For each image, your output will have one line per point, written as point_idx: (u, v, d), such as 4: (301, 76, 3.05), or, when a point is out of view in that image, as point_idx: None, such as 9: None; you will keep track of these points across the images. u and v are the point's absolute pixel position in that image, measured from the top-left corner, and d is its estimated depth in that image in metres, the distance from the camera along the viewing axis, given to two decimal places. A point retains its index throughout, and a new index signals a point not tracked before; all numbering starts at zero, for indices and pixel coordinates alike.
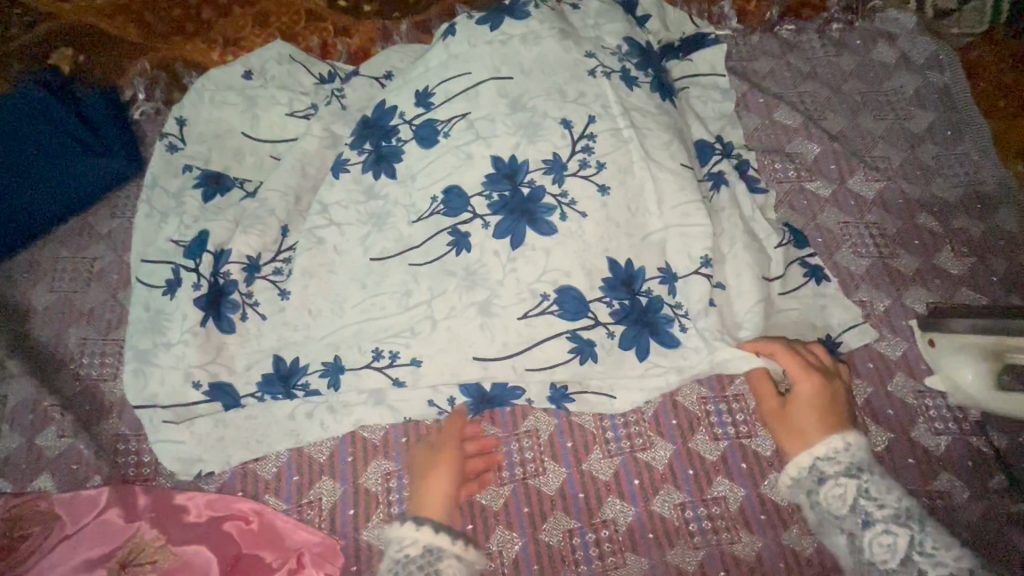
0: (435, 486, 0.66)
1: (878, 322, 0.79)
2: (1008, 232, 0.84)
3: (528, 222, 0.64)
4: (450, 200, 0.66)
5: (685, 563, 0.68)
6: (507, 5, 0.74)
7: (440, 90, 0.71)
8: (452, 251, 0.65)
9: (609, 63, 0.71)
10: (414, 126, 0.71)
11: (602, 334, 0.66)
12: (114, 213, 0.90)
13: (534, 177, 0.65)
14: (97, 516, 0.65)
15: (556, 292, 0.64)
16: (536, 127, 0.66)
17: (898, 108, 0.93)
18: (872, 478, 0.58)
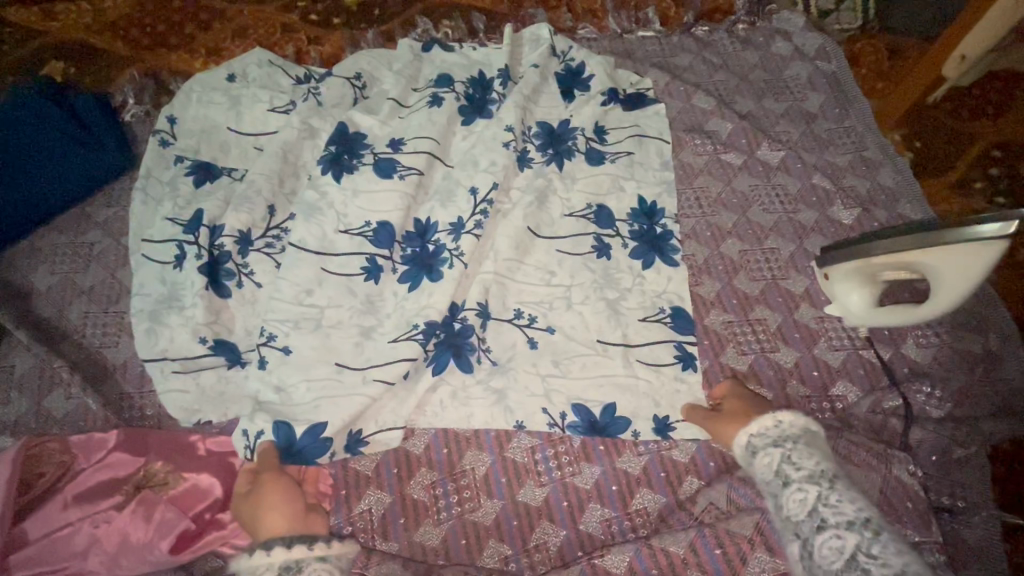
0: (274, 516, 0.63)
1: (785, 264, 0.94)
2: (887, 187, 1.01)
3: (426, 271, 0.83)
4: (378, 233, 0.84)
5: (630, 468, 0.79)
6: (478, 100, 0.99)
7: (409, 143, 0.90)
8: (363, 276, 0.83)
9: (536, 153, 0.95)
10: (376, 158, 0.89)
11: (423, 362, 0.79)
12: (109, 203, 0.98)
13: (439, 237, 0.85)
14: (108, 453, 0.72)
15: (424, 324, 0.79)
16: (450, 193, 0.88)
17: (795, 92, 1.10)
18: (796, 447, 0.62)
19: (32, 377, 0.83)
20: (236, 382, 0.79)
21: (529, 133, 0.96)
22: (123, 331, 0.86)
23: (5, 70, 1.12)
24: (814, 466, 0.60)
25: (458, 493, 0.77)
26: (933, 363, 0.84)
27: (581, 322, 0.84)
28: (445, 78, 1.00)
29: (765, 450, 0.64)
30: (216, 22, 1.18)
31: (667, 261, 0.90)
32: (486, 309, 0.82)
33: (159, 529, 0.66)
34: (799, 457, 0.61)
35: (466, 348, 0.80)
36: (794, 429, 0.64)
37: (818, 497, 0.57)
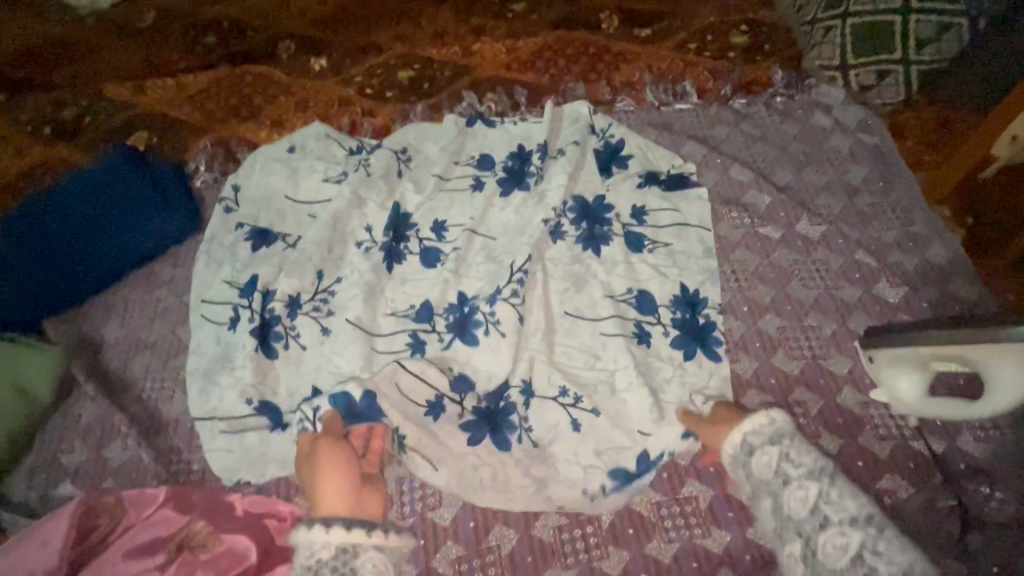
0: (329, 480, 0.66)
1: (826, 344, 0.91)
2: (937, 266, 0.97)
3: (462, 336, 0.87)
4: (421, 309, 0.91)
5: (661, 555, 0.76)
6: (517, 173, 1.04)
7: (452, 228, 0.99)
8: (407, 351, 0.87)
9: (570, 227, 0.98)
10: (422, 245, 0.98)
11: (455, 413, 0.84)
12: (176, 262, 1.07)
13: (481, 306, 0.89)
14: (156, 509, 0.75)
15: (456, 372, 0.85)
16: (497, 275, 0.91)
17: (836, 165, 1.09)
18: (792, 443, 0.70)
19: (95, 426, 0.89)
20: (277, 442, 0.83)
21: (565, 208, 0.99)
22: (178, 386, 0.92)
23: (97, 139, 1.26)
24: (858, 509, 0.65)
25: (483, 570, 0.77)
26: (993, 462, 0.79)
27: (626, 410, 0.84)
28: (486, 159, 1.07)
29: (761, 449, 0.70)
30: (281, 96, 1.30)
31: (711, 355, 0.89)
32: (529, 385, 0.85)
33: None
34: (835, 495, 0.66)
35: (505, 425, 0.83)
36: (827, 468, 0.68)
37: (845, 526, 0.64)
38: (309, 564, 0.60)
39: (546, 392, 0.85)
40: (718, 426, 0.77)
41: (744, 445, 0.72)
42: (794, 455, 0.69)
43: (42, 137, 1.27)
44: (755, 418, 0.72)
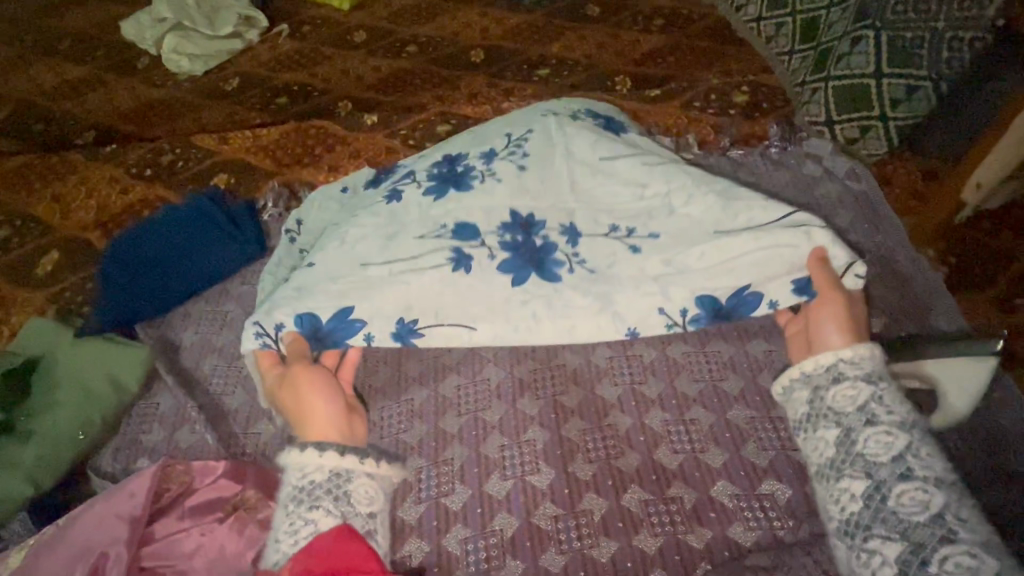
0: (316, 412, 0.79)
1: None
2: (919, 300, 1.06)
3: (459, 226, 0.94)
4: (460, 231, 0.93)
5: (647, 547, 0.84)
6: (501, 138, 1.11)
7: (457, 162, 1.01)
8: (453, 266, 0.90)
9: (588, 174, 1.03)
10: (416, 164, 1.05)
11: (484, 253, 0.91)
12: (244, 281, 1.27)
13: (549, 234, 0.94)
14: (216, 477, 0.89)
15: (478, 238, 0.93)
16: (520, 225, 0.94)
17: (825, 208, 1.21)
18: (889, 388, 0.73)
19: (172, 413, 1.07)
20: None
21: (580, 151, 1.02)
22: (239, 383, 1.09)
23: (188, 180, 1.52)
24: (905, 415, 0.70)
25: (486, 549, 0.86)
26: (968, 477, 0.83)
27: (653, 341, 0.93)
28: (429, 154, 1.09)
29: (850, 381, 0.74)
30: (339, 145, 1.53)
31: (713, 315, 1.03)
32: (574, 229, 0.94)
33: (247, 542, 0.83)
34: (886, 402, 0.71)
35: (549, 261, 0.91)
36: (881, 369, 0.75)
37: (908, 447, 0.67)
38: (302, 487, 0.71)
39: (595, 231, 0.94)
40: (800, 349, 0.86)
41: (802, 374, 0.79)
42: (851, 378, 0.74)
43: (145, 178, 1.54)
44: (855, 348, 0.77)
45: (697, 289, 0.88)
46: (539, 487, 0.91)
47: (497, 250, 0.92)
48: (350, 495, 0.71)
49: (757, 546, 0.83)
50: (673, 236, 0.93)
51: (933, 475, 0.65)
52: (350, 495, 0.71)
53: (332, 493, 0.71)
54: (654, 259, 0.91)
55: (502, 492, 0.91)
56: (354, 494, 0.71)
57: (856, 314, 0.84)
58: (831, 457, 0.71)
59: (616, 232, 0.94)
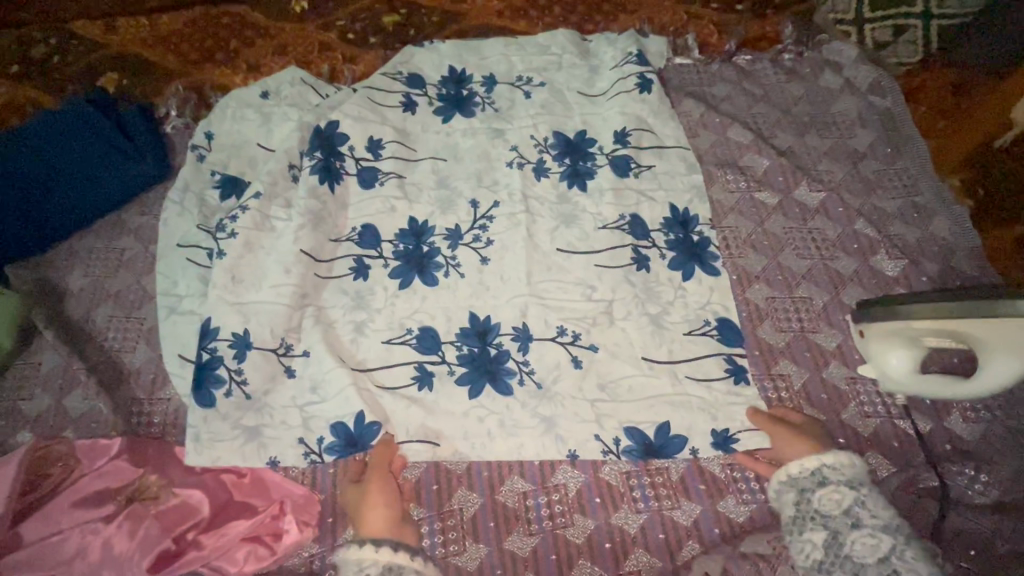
0: (377, 516, 0.70)
1: (816, 317, 0.87)
2: (941, 239, 0.92)
3: (420, 273, 0.91)
4: (365, 235, 0.94)
5: (627, 525, 0.74)
6: (461, 102, 1.09)
7: (388, 148, 1.02)
8: (352, 275, 0.91)
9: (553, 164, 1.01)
10: (359, 166, 1.00)
11: (445, 370, 0.83)
12: (143, 211, 1.03)
13: (503, 341, 0.85)
14: (110, 460, 0.74)
15: (418, 329, 0.86)
16: (483, 287, 0.90)
17: (842, 128, 1.03)
18: (869, 493, 0.65)
19: (56, 375, 0.87)
20: (224, 440, 0.77)
21: (545, 143, 1.03)
22: (141, 338, 0.89)
23: (66, 79, 1.20)
24: (887, 518, 0.63)
25: (443, 534, 0.74)
26: (982, 444, 0.76)
27: (624, 339, 0.85)
28: (377, 142, 1.02)
29: (835, 486, 0.66)
30: (259, 38, 1.23)
31: (708, 270, 0.90)
32: (526, 332, 0.85)
33: (139, 545, 0.69)
34: (871, 506, 0.64)
35: (501, 372, 0.82)
36: (861, 475, 0.67)
37: (890, 548, 0.61)
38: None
39: (544, 333, 0.85)
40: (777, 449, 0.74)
41: (789, 476, 0.69)
42: (835, 483, 0.66)
43: (7, 75, 1.20)
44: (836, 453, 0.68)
45: (627, 419, 0.79)
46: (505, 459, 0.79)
47: (456, 364, 0.83)
48: (399, 570, 0.64)
49: (750, 521, 0.74)
50: (611, 348, 0.84)
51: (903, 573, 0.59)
52: (399, 570, 0.64)
53: None
54: (596, 374, 0.82)
55: (461, 466, 0.79)
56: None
57: (812, 425, 0.76)
58: (817, 560, 0.63)
59: (562, 337, 0.85)
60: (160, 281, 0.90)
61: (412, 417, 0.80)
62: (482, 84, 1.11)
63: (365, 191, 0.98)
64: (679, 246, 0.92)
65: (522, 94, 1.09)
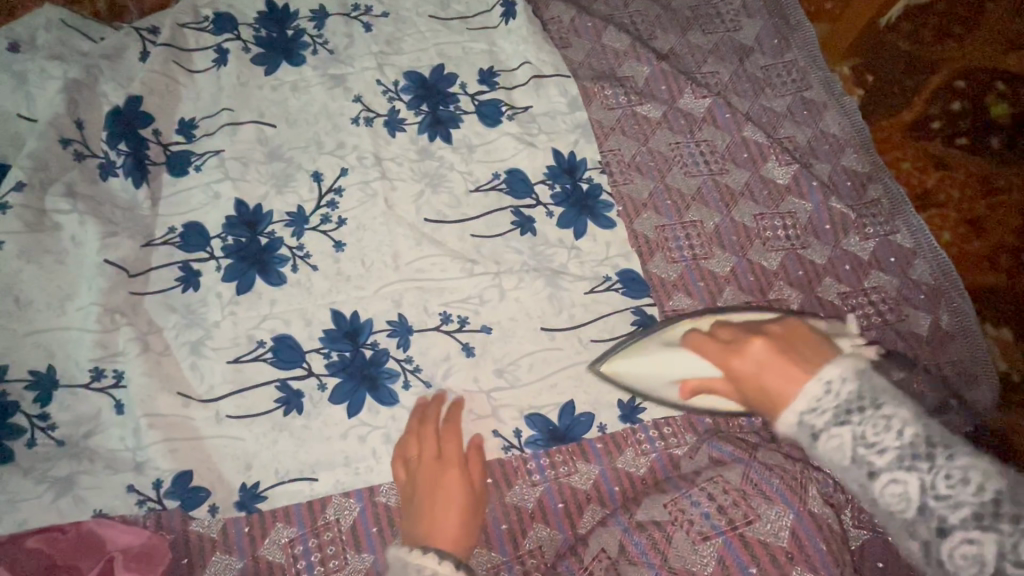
0: (448, 515, 0.60)
1: (708, 241, 0.79)
2: (832, 135, 0.85)
3: (259, 271, 0.75)
4: (188, 235, 0.77)
5: (524, 502, 0.68)
6: (285, 46, 0.88)
7: (202, 125, 0.83)
8: (179, 287, 0.75)
9: (409, 114, 0.84)
10: (167, 152, 0.81)
11: (314, 385, 0.71)
12: None
13: (379, 338, 0.73)
14: None
15: (272, 339, 0.73)
16: (343, 276, 0.76)
17: (727, 20, 0.91)
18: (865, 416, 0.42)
19: None
20: (29, 499, 0.63)
21: (396, 89, 0.86)
22: None
23: None
24: (901, 441, 0.40)
25: (320, 551, 0.66)
26: None
27: (520, 313, 0.75)
28: (189, 122, 0.83)
29: (828, 431, 0.43)
30: None
31: (601, 223, 0.79)
32: (404, 324, 0.74)
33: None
34: (875, 432, 0.42)
35: (382, 377, 0.72)
36: (861, 386, 0.43)
37: (923, 487, 0.39)
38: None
39: (425, 322, 0.74)
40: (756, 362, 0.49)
41: (819, 400, 0.43)
42: (875, 404, 0.42)
43: None
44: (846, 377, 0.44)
45: (526, 405, 0.72)
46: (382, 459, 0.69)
47: (327, 374, 0.72)
48: None
49: (651, 474, 0.70)
50: (506, 326, 0.74)
51: (896, 457, 0.40)
52: None
53: None
54: (490, 358, 0.73)
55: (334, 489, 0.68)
56: None
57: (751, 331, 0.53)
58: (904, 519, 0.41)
59: (447, 324, 0.74)
60: None
61: (281, 453, 0.69)
62: (310, 19, 0.90)
63: (178, 180, 0.80)
64: (563, 198, 0.80)
65: (361, 28, 0.89)
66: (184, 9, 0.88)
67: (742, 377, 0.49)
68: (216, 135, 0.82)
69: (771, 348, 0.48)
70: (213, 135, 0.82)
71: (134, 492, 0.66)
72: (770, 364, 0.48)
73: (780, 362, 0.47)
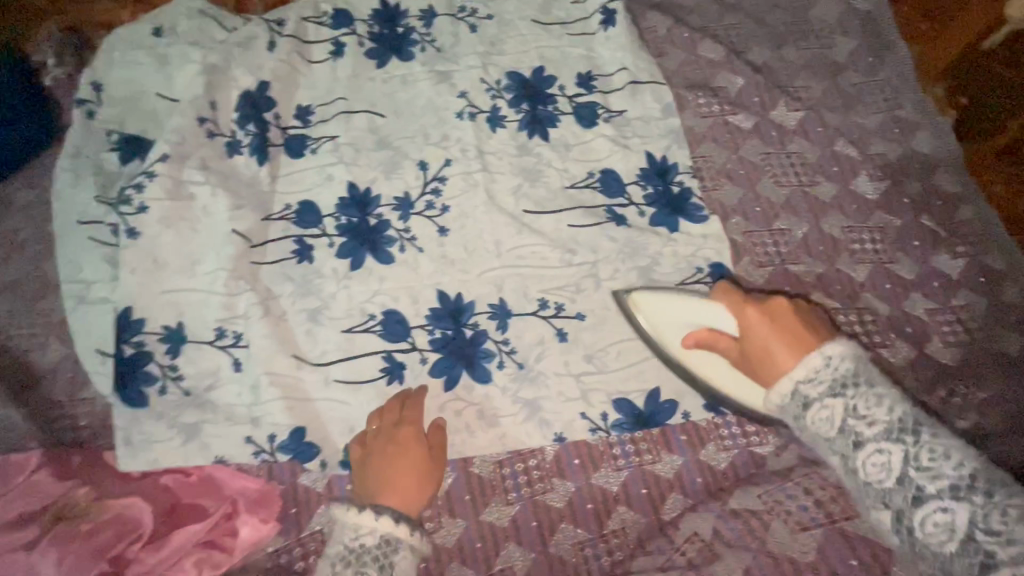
0: (406, 479, 0.65)
1: (796, 249, 0.82)
2: (923, 154, 0.86)
3: (370, 250, 0.81)
4: (304, 213, 0.83)
5: (608, 484, 0.72)
6: (396, 43, 0.94)
7: (318, 111, 0.89)
8: (295, 260, 0.81)
9: (510, 111, 0.89)
10: (285, 135, 0.87)
11: (417, 358, 0.77)
12: (30, 184, 0.86)
13: (480, 320, 0.78)
14: (27, 476, 0.67)
15: (382, 313, 0.78)
16: (445, 259, 0.81)
17: (821, 37, 0.94)
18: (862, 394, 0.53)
19: None
20: (161, 441, 0.70)
21: (499, 87, 0.90)
22: (50, 333, 0.78)
23: None
24: (890, 416, 0.52)
25: None
26: (961, 366, 0.75)
27: (612, 304, 0.79)
28: (306, 109, 0.89)
29: (820, 402, 0.54)
30: None
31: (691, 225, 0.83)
32: (504, 307, 0.78)
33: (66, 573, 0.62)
34: (865, 406, 0.53)
35: (479, 356, 0.76)
36: (844, 366, 0.55)
37: (905, 458, 0.50)
38: (353, 548, 0.59)
39: (523, 308, 0.78)
40: (763, 344, 0.59)
41: (827, 360, 0.55)
42: (863, 383, 0.53)
43: None
44: (839, 357, 0.55)
45: (613, 391, 0.75)
46: (472, 444, 0.73)
47: (430, 350, 0.77)
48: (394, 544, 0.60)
49: (732, 468, 0.72)
50: (600, 317, 0.78)
51: (886, 429, 0.51)
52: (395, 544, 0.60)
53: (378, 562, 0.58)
54: (581, 346, 0.77)
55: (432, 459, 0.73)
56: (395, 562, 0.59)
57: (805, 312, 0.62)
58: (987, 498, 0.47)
59: (544, 310, 0.78)
60: (61, 265, 0.78)
61: None
62: (420, 18, 0.95)
63: (295, 161, 0.86)
64: (655, 200, 0.84)
65: (467, 29, 0.95)
66: (306, 4, 0.94)
67: (750, 330, 0.60)
68: (331, 121, 0.88)
69: (786, 316, 0.59)
70: (329, 121, 0.88)
71: (251, 443, 0.71)
72: (770, 331, 0.59)
73: (793, 327, 0.59)
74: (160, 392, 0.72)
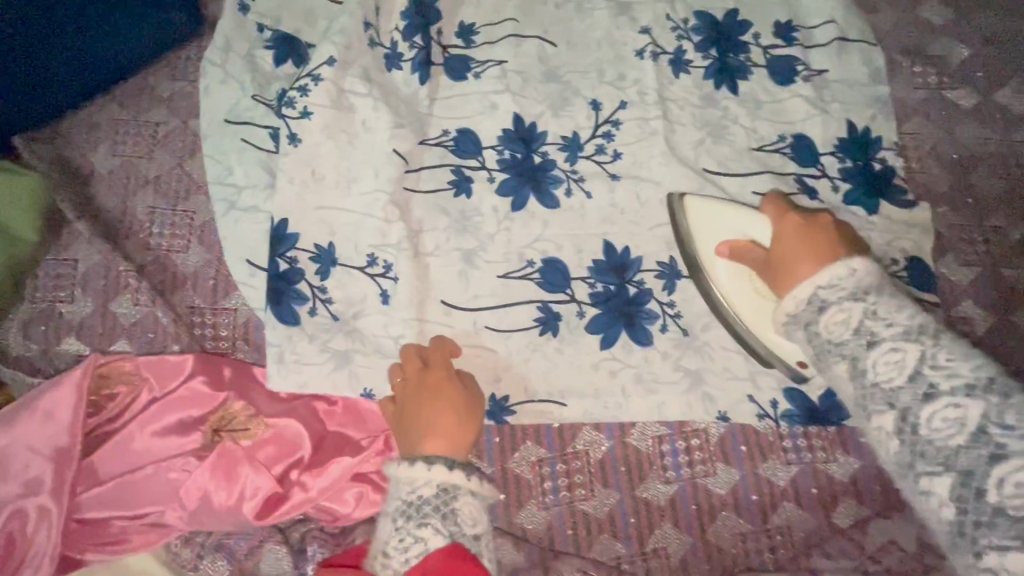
0: (447, 420, 0.59)
1: (1009, 251, 0.72)
2: None
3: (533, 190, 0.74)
4: (463, 141, 0.76)
5: (776, 476, 0.67)
6: None
7: (484, 31, 0.80)
8: (452, 191, 0.74)
9: (697, 56, 0.79)
10: (447, 54, 0.79)
11: (573, 311, 0.70)
12: (175, 75, 0.81)
13: (646, 279, 0.71)
14: (184, 381, 0.67)
15: (541, 261, 0.72)
16: (613, 211, 0.74)
17: None
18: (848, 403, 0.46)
19: (97, 275, 0.72)
20: (312, 364, 0.66)
21: (686, 26, 0.80)
22: (194, 236, 0.74)
23: None
24: None
25: (568, 476, 0.67)
26: None
27: None
28: (469, 27, 0.81)
29: None
30: None
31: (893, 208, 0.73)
32: (674, 269, 0.71)
33: (241, 491, 0.63)
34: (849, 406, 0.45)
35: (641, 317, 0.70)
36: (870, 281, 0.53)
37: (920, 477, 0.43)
38: (411, 501, 0.54)
39: None
40: None
41: None
42: None
43: None
44: None
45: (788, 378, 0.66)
46: (625, 421, 0.68)
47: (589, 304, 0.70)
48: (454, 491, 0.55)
49: None
50: None
51: (892, 451, 0.44)
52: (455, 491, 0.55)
53: (439, 510, 0.54)
54: None
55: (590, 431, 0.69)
56: (459, 509, 0.54)
57: None
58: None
59: None
60: (212, 165, 0.74)
61: (530, 371, 0.69)
62: None
63: (456, 83, 0.78)
64: (856, 174, 0.74)
65: None
66: None
67: None
68: (499, 44, 0.80)
69: None
70: (495, 44, 0.80)
71: None
72: None
73: None
74: (310, 314, 0.68)
